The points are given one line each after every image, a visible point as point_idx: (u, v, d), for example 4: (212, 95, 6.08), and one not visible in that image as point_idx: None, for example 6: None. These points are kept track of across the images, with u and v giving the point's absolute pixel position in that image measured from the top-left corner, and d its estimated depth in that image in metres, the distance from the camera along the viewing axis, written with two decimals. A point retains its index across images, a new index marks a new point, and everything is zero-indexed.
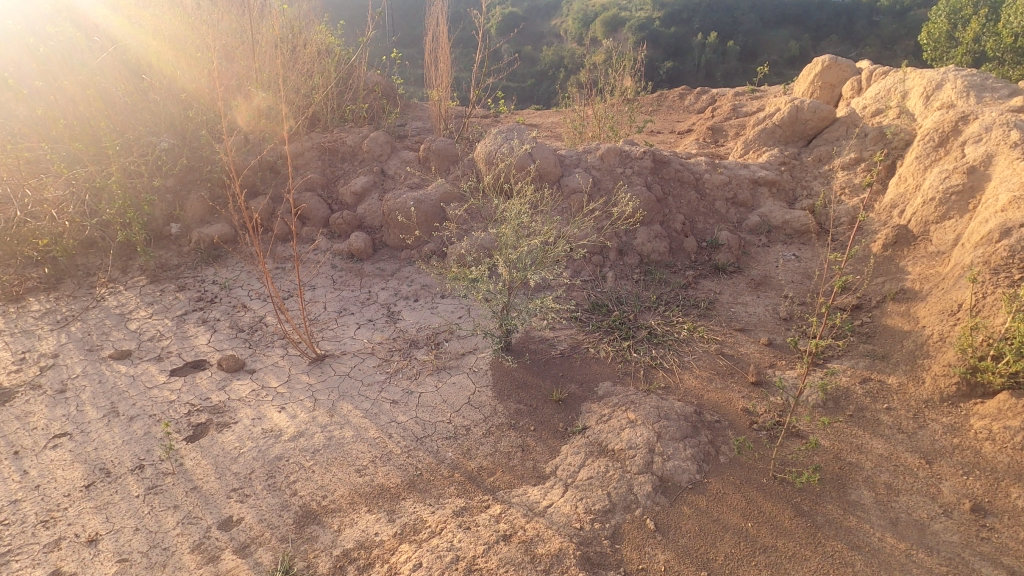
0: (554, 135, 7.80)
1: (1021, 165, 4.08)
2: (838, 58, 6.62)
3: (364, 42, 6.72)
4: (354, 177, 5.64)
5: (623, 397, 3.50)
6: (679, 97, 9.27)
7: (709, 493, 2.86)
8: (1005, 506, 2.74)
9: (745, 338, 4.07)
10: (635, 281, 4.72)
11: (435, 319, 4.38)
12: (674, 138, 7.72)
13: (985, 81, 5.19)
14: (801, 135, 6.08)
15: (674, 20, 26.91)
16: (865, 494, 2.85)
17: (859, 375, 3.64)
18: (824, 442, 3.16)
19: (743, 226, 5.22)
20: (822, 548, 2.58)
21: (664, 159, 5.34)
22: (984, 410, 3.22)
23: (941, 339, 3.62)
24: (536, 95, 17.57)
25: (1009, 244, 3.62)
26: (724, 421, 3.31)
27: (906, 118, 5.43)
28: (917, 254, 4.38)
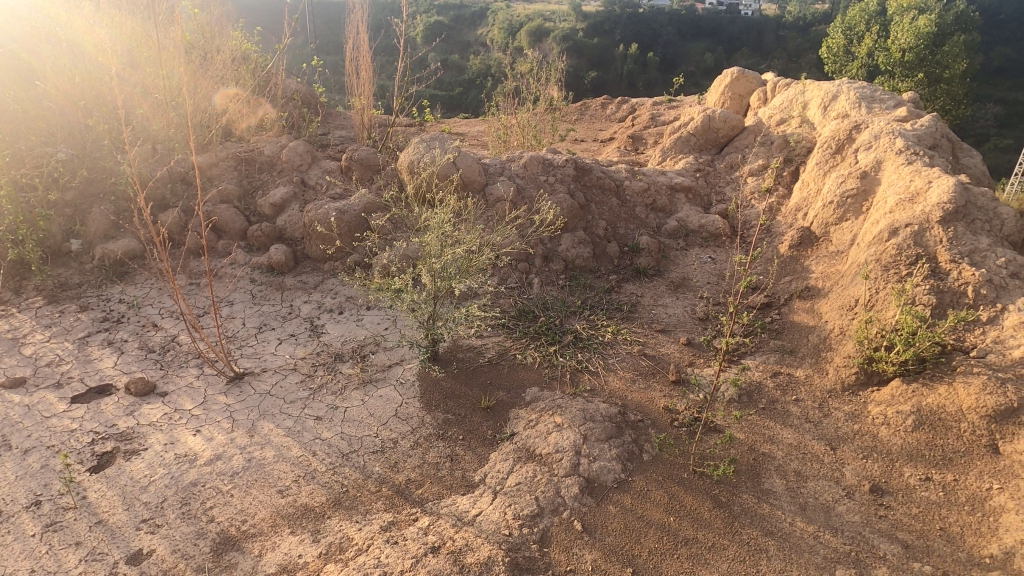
0: (480, 143, 7.84)
1: (905, 170, 4.45)
2: (745, 70, 7.00)
3: (282, 49, 6.53)
4: (273, 187, 5.46)
5: (550, 401, 3.55)
6: (601, 105, 9.53)
7: (634, 491, 2.94)
8: (899, 485, 2.97)
9: (666, 339, 4.23)
10: (561, 287, 4.80)
11: (361, 332, 4.29)
12: (597, 146, 7.93)
13: (873, 93, 5.65)
14: (714, 143, 6.40)
15: (596, 32, 27.78)
16: (776, 482, 3.01)
17: (770, 370, 3.85)
18: (739, 435, 3.32)
19: (662, 231, 5.41)
20: (739, 536, 2.70)
21: (585, 167, 5.47)
22: (880, 397, 3.48)
23: (841, 333, 3.88)
24: (465, 104, 17.49)
25: (897, 243, 3.93)
26: (647, 420, 3.42)
27: (807, 127, 5.81)
28: (819, 254, 4.69)
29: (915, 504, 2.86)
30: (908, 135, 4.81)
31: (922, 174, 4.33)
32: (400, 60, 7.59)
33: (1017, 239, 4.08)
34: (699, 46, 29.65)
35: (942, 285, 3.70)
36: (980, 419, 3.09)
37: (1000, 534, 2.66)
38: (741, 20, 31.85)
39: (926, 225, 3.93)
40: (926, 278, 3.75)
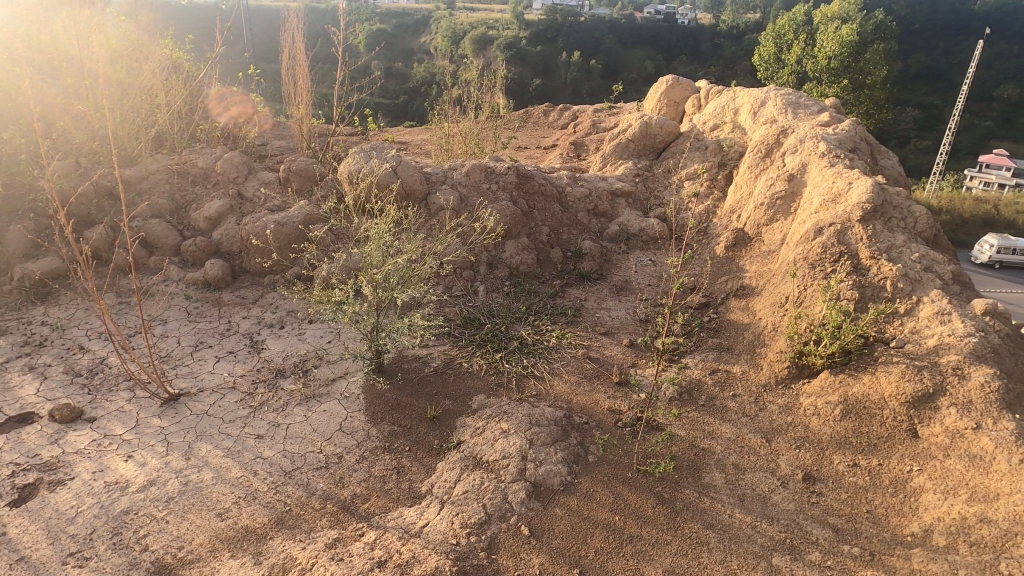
0: (424, 152, 7.81)
1: (828, 172, 4.69)
2: (679, 78, 7.24)
3: (214, 58, 6.30)
4: (208, 200, 5.29)
5: (496, 408, 3.56)
6: (543, 113, 9.64)
7: (579, 493, 2.98)
8: (830, 472, 3.12)
9: (609, 341, 4.31)
10: (506, 293, 4.83)
11: (303, 346, 4.21)
12: (540, 153, 8.02)
13: (798, 99, 5.93)
14: (651, 149, 6.58)
15: (539, 40, 28.16)
16: (716, 476, 3.11)
17: (709, 367, 3.97)
18: (680, 432, 3.41)
19: (604, 236, 5.53)
20: (681, 531, 2.78)
21: (527, 174, 5.53)
22: (810, 389, 3.64)
23: (773, 329, 4.06)
24: (410, 112, 17.36)
25: (822, 242, 4.14)
26: (592, 422, 3.48)
27: (739, 132, 6.06)
28: (752, 254, 4.88)
29: (844, 490, 3.01)
30: (831, 139, 5.07)
31: (843, 175, 4.57)
32: (339, 69, 7.47)
33: (929, 235, 4.36)
34: (639, 54, 30.40)
35: (863, 280, 3.92)
36: (901, 405, 3.28)
37: (920, 513, 2.83)
38: (679, 29, 32.83)
39: (848, 224, 4.15)
40: (849, 274, 3.96)
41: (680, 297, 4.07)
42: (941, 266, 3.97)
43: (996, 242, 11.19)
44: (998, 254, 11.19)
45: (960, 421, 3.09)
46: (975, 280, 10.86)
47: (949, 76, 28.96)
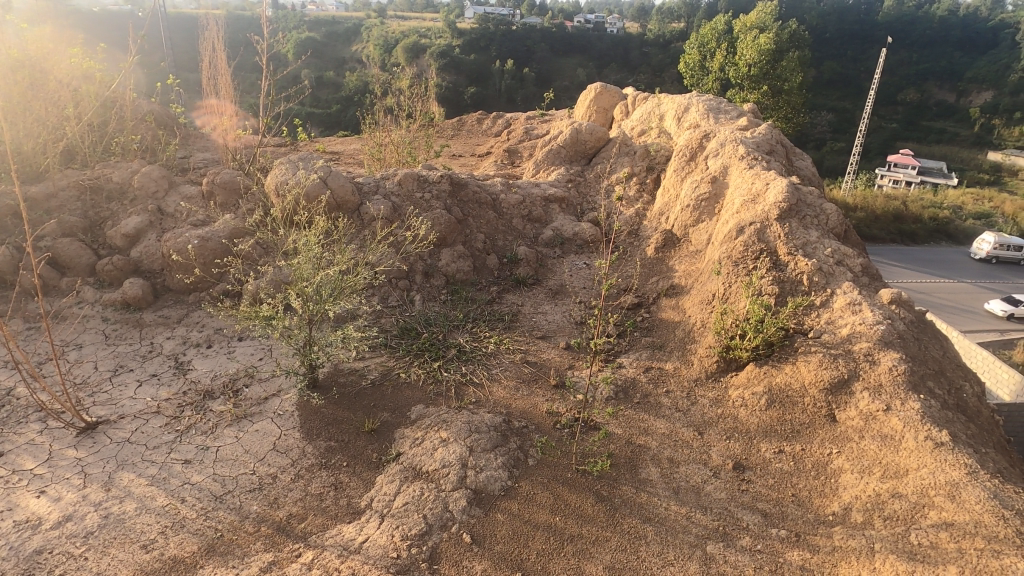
0: (356, 161, 7.70)
1: (747, 174, 4.92)
2: (607, 85, 7.44)
3: (127, 68, 5.98)
4: (124, 217, 5.02)
5: (435, 417, 3.54)
6: (477, 120, 9.68)
7: (520, 497, 3.00)
8: (758, 460, 3.26)
9: (546, 345, 4.37)
10: (443, 302, 4.81)
11: (232, 365, 4.06)
12: (475, 161, 8.05)
13: (719, 105, 6.20)
14: (583, 155, 6.73)
15: (472, 48, 28.27)
16: (652, 471, 3.20)
17: (643, 365, 4.08)
18: (617, 430, 3.49)
19: (539, 241, 5.60)
20: (620, 527, 2.85)
21: (461, 182, 5.54)
22: (737, 381, 3.80)
23: (702, 325, 4.22)
24: (344, 121, 17.06)
25: (744, 240, 4.34)
26: (531, 425, 3.51)
27: (664, 137, 6.28)
28: (681, 254, 5.05)
29: (771, 476, 3.15)
30: (749, 142, 5.33)
31: (761, 176, 4.81)
32: (264, 79, 7.24)
33: (841, 231, 4.63)
34: (571, 61, 30.99)
35: (782, 275, 4.13)
36: (820, 392, 3.47)
37: (840, 493, 2.99)
38: (608, 37, 33.69)
39: (767, 222, 4.37)
40: (769, 270, 4.16)
41: (611, 299, 4.17)
42: (852, 260, 4.23)
43: (994, 240, 12.59)
44: (994, 251, 12.62)
45: (873, 404, 3.30)
46: (886, 271, 11.67)
47: (857, 82, 30.96)
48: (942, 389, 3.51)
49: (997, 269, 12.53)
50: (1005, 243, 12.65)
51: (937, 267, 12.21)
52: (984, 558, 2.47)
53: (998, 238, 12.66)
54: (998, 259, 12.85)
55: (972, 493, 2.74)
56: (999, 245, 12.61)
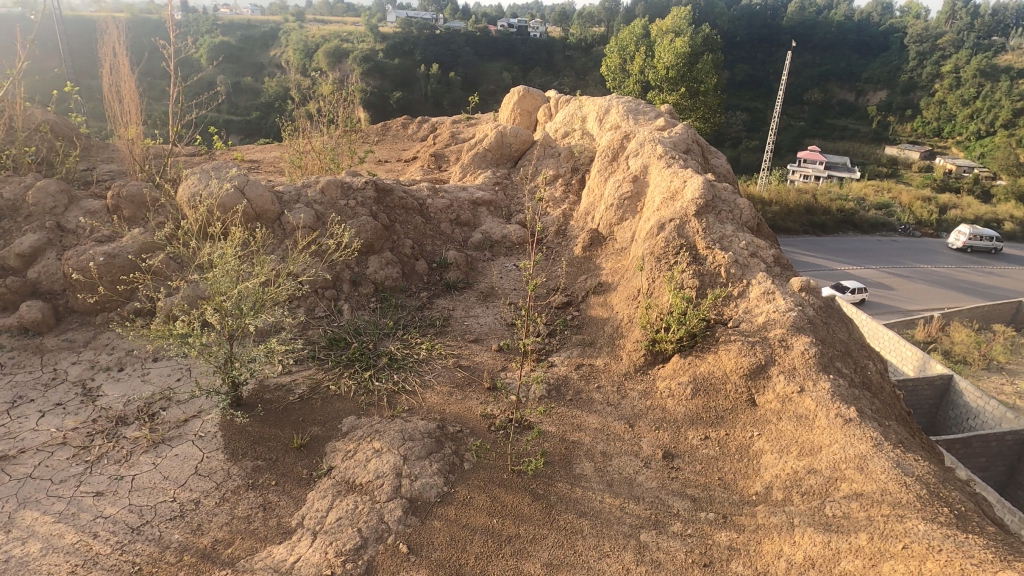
0: (277, 170, 7.45)
1: (666, 172, 5.10)
2: (530, 88, 7.53)
3: (15, 75, 5.50)
4: (19, 235, 4.66)
5: (368, 428, 3.46)
6: (402, 125, 9.57)
7: (456, 502, 2.99)
8: (686, 448, 3.37)
9: (479, 348, 4.37)
10: (372, 310, 4.72)
11: (147, 389, 3.83)
12: (401, 166, 7.96)
13: (637, 107, 6.41)
14: (508, 157, 6.78)
15: (395, 52, 27.93)
16: (586, 466, 3.26)
17: (575, 362, 4.16)
18: (550, 428, 3.53)
19: (468, 245, 5.60)
20: (557, 523, 2.88)
21: (386, 188, 5.47)
22: (664, 372, 3.92)
23: (629, 321, 4.33)
24: (264, 128, 16.48)
25: (665, 236, 4.49)
26: (466, 429, 3.51)
27: (587, 139, 6.43)
28: (607, 252, 5.17)
29: (699, 462, 3.27)
30: (666, 142, 5.53)
31: (679, 174, 5.00)
32: (173, 86, 6.87)
33: (754, 224, 4.88)
34: (496, 65, 31.14)
35: (702, 269, 4.31)
36: (741, 378, 3.63)
37: (762, 472, 3.14)
38: (532, 41, 34.07)
39: (685, 218, 4.54)
40: (689, 264, 4.33)
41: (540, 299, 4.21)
42: (765, 251, 4.46)
43: (970, 232, 14.15)
44: (971, 241, 14.18)
45: (788, 387, 3.48)
46: (804, 260, 12.50)
47: (767, 83, 32.68)
48: (849, 368, 3.76)
49: (901, 253, 13.63)
50: (980, 234, 14.19)
51: (850, 254, 13.18)
52: (890, 523, 2.67)
53: (974, 230, 14.18)
54: (973, 249, 14.42)
55: (878, 464, 2.95)
56: (975, 236, 14.13)
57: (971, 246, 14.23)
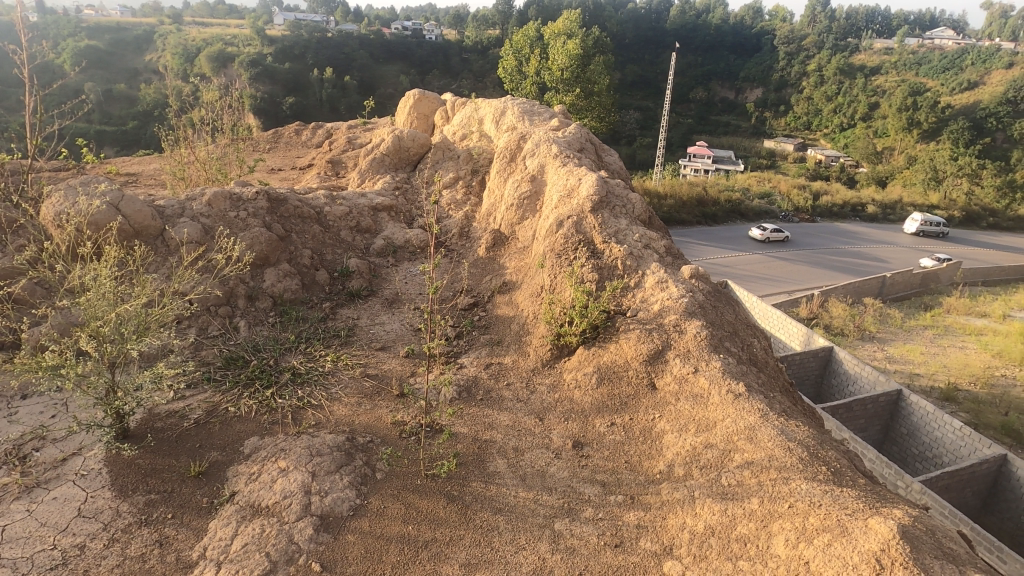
0: (158, 183, 6.96)
1: (562, 171, 5.25)
2: (425, 92, 7.49)
3: None
4: None
5: (272, 447, 3.33)
6: (295, 131, 9.23)
7: (370, 514, 2.93)
8: (594, 436, 3.49)
9: (387, 355, 4.31)
10: (271, 325, 4.52)
11: (15, 429, 3.47)
12: (297, 174, 7.67)
13: (531, 108, 6.56)
14: (407, 162, 6.71)
15: (286, 56, 26.83)
16: (499, 463, 3.30)
17: (484, 362, 4.19)
18: (462, 429, 3.55)
19: (370, 252, 5.50)
20: (473, 523, 2.91)
21: (279, 198, 5.25)
22: (570, 364, 4.04)
23: (534, 317, 4.43)
24: (144, 139, 15.36)
25: (564, 233, 4.62)
26: (377, 439, 3.45)
27: (485, 141, 6.51)
28: (510, 251, 5.24)
29: (606, 448, 3.40)
30: (560, 142, 5.69)
31: (574, 173, 5.17)
32: (29, 95, 6.24)
33: (646, 217, 5.13)
34: (392, 68, 30.63)
35: (600, 262, 4.47)
36: (641, 364, 3.81)
37: (664, 451, 3.30)
38: (427, 44, 33.76)
39: (582, 215, 4.70)
40: (588, 258, 4.48)
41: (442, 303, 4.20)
42: (657, 243, 4.71)
43: (921, 218, 16.32)
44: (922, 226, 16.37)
45: (684, 369, 3.70)
46: (811, 249, 14.04)
47: (656, 83, 34.27)
48: (737, 347, 4.04)
49: (886, 244, 15.24)
50: (931, 220, 16.46)
51: (843, 244, 14.76)
52: (777, 486, 2.90)
53: (925, 217, 16.43)
54: (925, 234, 16.60)
55: (765, 433, 3.20)
56: (926, 222, 16.34)
57: (924, 231, 16.49)
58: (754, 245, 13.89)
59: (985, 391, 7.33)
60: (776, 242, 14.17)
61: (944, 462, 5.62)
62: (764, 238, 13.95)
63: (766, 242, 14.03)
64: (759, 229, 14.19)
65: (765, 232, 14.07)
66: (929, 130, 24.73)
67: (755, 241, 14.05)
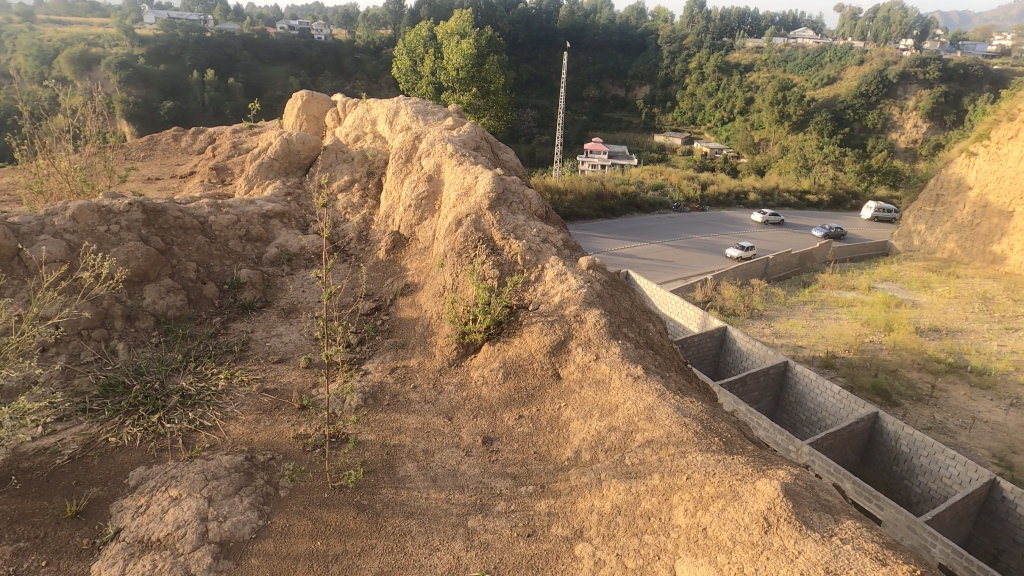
0: (13, 198, 6.26)
1: (458, 170, 5.26)
2: (313, 93, 7.23)
3: None
4: None
5: (162, 476, 3.09)
6: (173, 138, 8.62)
7: (274, 534, 2.80)
8: (503, 430, 3.53)
9: (285, 367, 4.14)
10: (155, 345, 4.19)
11: None
12: (177, 183, 7.16)
13: (425, 108, 6.51)
14: (298, 166, 6.46)
15: (159, 57, 24.98)
16: (409, 467, 3.26)
17: (389, 367, 4.11)
18: (370, 436, 3.47)
19: (262, 261, 5.25)
20: (384, 530, 2.86)
21: (156, 208, 4.88)
22: (476, 362, 4.05)
23: (438, 317, 4.41)
24: None
25: (464, 231, 4.62)
26: (278, 455, 3.30)
27: (379, 142, 6.36)
28: (411, 253, 5.17)
29: (515, 441, 3.44)
30: (455, 141, 5.69)
31: (469, 171, 5.19)
32: None
33: (543, 212, 5.24)
34: (280, 69, 29.28)
35: (500, 258, 4.52)
36: (545, 355, 3.89)
37: (571, 438, 3.39)
38: (316, 44, 32.58)
39: (480, 212, 4.73)
40: (488, 256, 4.51)
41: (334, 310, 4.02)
42: (554, 236, 4.82)
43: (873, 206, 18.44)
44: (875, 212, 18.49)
45: (585, 357, 3.82)
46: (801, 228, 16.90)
47: (550, 82, 35.05)
48: (635, 332, 4.22)
49: (858, 223, 18.23)
50: (883, 208, 18.57)
51: (824, 223, 17.74)
52: (676, 460, 3.06)
53: (877, 206, 18.58)
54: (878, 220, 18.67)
55: (663, 411, 3.37)
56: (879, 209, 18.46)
57: (877, 218, 18.68)
58: (757, 226, 16.62)
59: (857, 356, 8.10)
60: (774, 225, 16.97)
61: (827, 424, 6.15)
62: (764, 221, 16.74)
63: (766, 225, 16.83)
64: (759, 213, 17.02)
65: (765, 216, 16.88)
66: (798, 122, 26.96)
67: (757, 224, 16.79)
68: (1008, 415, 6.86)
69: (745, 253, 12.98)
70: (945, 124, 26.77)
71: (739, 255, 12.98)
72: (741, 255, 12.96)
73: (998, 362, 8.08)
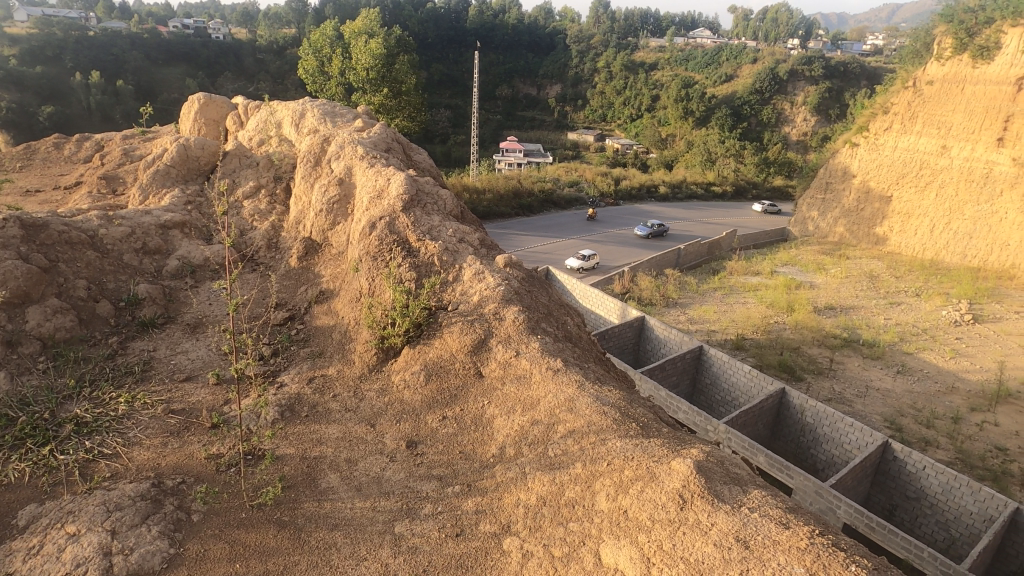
0: None
1: (370, 172, 5.17)
2: (210, 95, 6.87)
3: None
4: None
5: (57, 512, 2.84)
6: (53, 146, 7.93)
7: (188, 561, 2.65)
8: (427, 432, 3.50)
9: (193, 386, 3.92)
10: (41, 372, 3.84)
11: None
12: (61, 195, 6.60)
13: (332, 110, 6.36)
14: (198, 173, 6.12)
15: (34, 58, 22.88)
16: (331, 478, 3.18)
17: (306, 377, 3.99)
18: (288, 450, 3.36)
19: (163, 275, 4.94)
20: (308, 545, 2.78)
21: (36, 222, 4.48)
22: (397, 366, 4.00)
23: (355, 323, 4.32)
24: None
25: (378, 235, 4.54)
26: (189, 478, 3.13)
27: (285, 145, 6.14)
28: (325, 259, 5.03)
29: (440, 443, 3.42)
30: (365, 143, 5.60)
31: (382, 173, 5.11)
32: None
33: (458, 213, 5.25)
34: (174, 70, 27.55)
35: (417, 260, 4.49)
36: (466, 355, 3.90)
37: (495, 435, 3.42)
38: (213, 44, 30.91)
39: (394, 215, 4.67)
40: (404, 258, 4.47)
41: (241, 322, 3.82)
42: (470, 236, 4.84)
43: None
44: None
45: (506, 354, 3.86)
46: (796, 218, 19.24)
47: (462, 82, 35.00)
48: (553, 326, 4.30)
49: None
50: None
51: None
52: (597, 447, 3.16)
53: None
54: None
55: (583, 402, 3.47)
56: None
57: None
58: (757, 215, 19.08)
59: (765, 337, 8.64)
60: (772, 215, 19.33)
61: (740, 403, 6.53)
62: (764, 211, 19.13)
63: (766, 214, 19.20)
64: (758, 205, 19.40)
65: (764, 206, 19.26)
66: (700, 117, 28.26)
67: (758, 213, 19.22)
68: (895, 381, 7.53)
69: (588, 261, 11.77)
70: (830, 118, 28.85)
71: (581, 266, 11.68)
72: (581, 266, 11.66)
73: (886, 334, 8.84)
